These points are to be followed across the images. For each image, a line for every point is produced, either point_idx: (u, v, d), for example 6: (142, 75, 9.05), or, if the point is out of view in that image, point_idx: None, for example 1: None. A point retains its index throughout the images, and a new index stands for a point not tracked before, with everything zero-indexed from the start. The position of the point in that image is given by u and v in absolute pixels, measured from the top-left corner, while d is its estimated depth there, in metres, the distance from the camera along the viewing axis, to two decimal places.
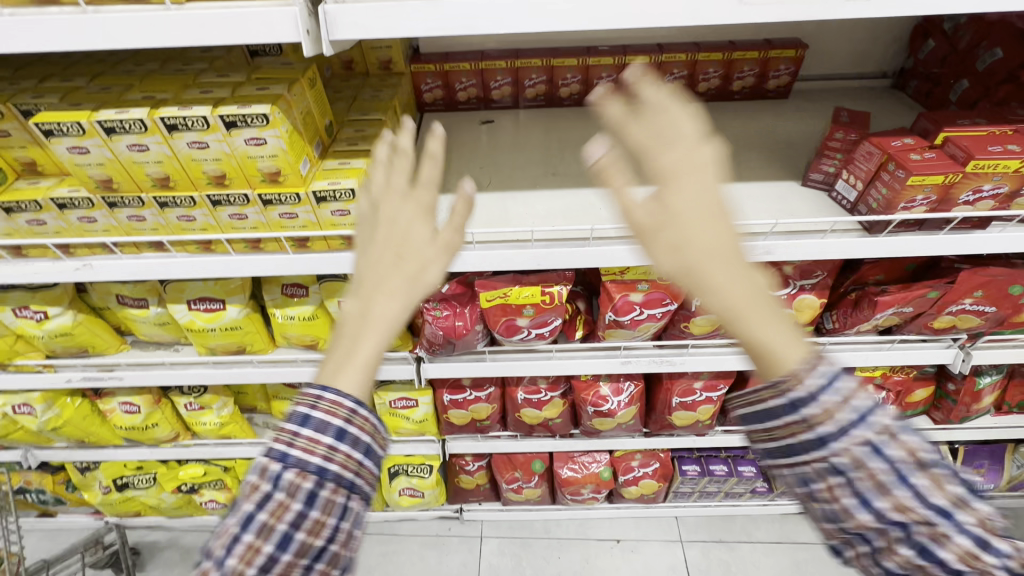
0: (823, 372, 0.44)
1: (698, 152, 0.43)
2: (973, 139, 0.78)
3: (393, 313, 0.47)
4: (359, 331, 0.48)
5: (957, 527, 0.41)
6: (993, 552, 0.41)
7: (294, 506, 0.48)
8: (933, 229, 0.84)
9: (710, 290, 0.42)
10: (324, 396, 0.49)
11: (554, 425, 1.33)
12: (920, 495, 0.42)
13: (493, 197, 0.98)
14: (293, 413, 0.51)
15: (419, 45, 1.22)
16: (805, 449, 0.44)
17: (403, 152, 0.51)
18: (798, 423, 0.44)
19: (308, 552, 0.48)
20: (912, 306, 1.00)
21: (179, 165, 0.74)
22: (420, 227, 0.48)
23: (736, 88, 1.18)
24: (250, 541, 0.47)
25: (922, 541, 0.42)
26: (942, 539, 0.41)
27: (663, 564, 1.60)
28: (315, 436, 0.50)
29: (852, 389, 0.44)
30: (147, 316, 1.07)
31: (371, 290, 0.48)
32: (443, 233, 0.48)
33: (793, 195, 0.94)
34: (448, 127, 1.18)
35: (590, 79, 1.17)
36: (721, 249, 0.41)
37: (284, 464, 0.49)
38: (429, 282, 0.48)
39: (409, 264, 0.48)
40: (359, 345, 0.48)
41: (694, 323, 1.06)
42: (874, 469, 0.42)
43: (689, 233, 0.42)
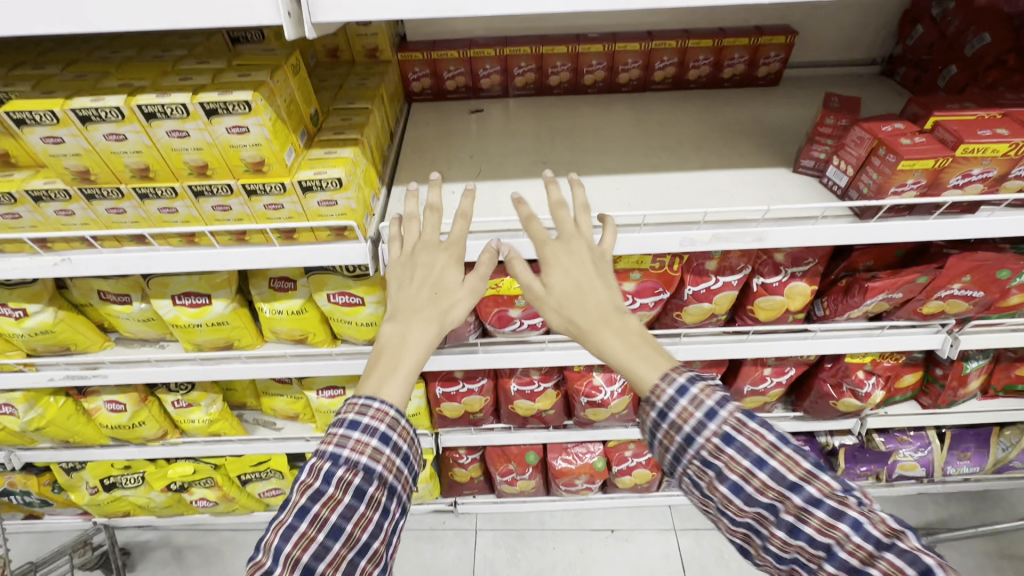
0: (676, 383, 0.68)
1: (572, 251, 0.76)
2: (963, 124, 0.78)
3: (425, 334, 0.73)
4: (402, 346, 0.72)
5: (808, 504, 0.61)
6: (845, 521, 0.59)
7: (345, 498, 0.66)
8: (924, 213, 0.84)
9: (584, 328, 0.72)
10: (372, 406, 0.70)
11: (547, 416, 1.32)
12: (772, 480, 0.62)
13: (483, 186, 0.97)
14: (343, 419, 0.70)
15: (405, 32, 1.20)
16: (686, 453, 0.68)
17: (434, 213, 0.78)
18: (676, 432, 0.68)
19: (353, 543, 0.65)
20: (902, 292, 1.01)
21: (159, 155, 0.72)
22: (451, 274, 0.76)
23: (726, 75, 1.17)
24: (308, 526, 0.64)
25: (787, 519, 0.61)
26: (800, 514, 0.61)
27: (657, 552, 1.61)
28: (365, 442, 0.69)
29: (702, 393, 0.67)
30: (131, 312, 1.05)
31: (411, 317, 0.73)
32: (469, 281, 0.77)
33: (784, 182, 0.93)
34: (437, 116, 1.17)
35: (580, 67, 1.16)
36: (587, 302, 0.72)
37: (339, 463, 0.67)
38: (455, 312, 0.75)
39: (443, 298, 0.75)
40: (402, 357, 0.72)
41: (686, 312, 1.06)
42: (731, 458, 0.64)
43: (566, 298, 0.73)
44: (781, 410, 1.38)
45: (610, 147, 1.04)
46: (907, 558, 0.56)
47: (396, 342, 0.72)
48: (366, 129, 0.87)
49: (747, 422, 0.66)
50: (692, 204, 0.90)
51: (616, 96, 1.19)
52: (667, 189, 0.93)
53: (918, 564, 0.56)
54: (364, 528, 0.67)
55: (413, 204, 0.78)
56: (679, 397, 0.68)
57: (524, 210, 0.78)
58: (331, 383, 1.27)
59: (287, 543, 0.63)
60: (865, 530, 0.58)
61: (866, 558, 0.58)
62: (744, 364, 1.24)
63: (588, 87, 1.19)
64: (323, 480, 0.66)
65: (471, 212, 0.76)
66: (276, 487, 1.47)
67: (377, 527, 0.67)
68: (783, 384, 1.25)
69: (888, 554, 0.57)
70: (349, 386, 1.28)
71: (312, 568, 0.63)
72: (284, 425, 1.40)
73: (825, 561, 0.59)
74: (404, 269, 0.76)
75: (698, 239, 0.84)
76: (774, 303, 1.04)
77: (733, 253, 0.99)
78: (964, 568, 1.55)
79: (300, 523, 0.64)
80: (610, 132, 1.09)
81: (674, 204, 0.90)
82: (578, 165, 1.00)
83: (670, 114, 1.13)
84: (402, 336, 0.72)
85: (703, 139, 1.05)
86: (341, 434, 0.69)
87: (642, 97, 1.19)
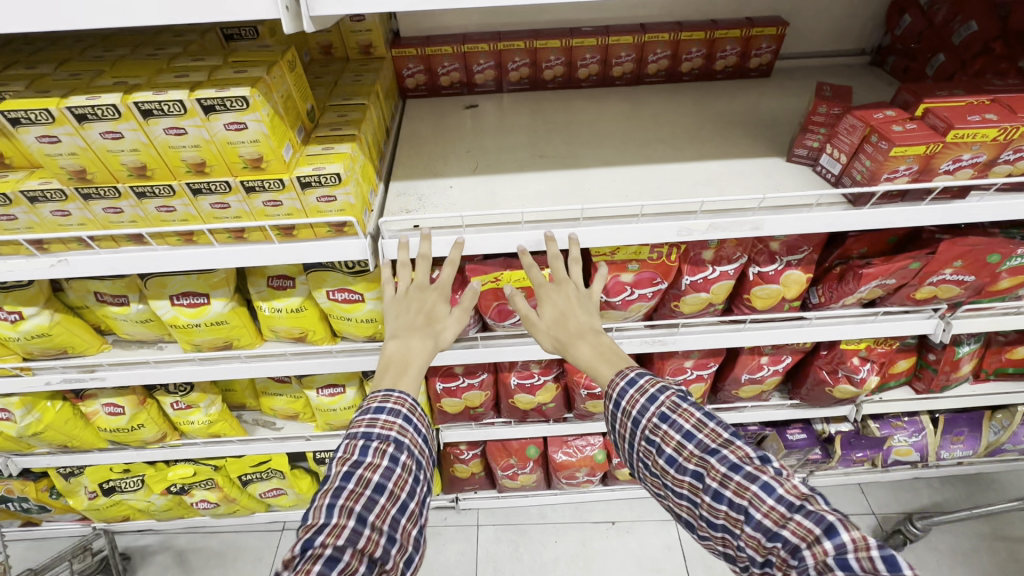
0: (629, 377, 0.78)
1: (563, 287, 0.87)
2: (953, 110, 0.80)
3: (424, 353, 0.82)
4: (404, 363, 0.80)
5: (728, 469, 0.66)
6: (757, 483, 0.64)
7: (383, 462, 0.69)
8: (916, 199, 0.85)
9: (569, 351, 0.84)
10: (392, 395, 0.76)
11: (547, 410, 1.33)
12: (697, 449, 0.69)
13: (480, 180, 0.97)
14: (368, 405, 0.75)
15: (399, 28, 1.20)
16: (635, 436, 0.76)
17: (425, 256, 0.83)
18: (625, 418, 0.77)
19: (396, 501, 0.68)
20: (895, 278, 1.03)
21: (156, 153, 0.72)
22: (441, 305, 0.86)
23: (718, 67, 1.18)
24: (355, 485, 0.67)
25: (712, 485, 0.67)
26: (723, 480, 0.66)
27: (658, 543, 1.63)
28: (392, 417, 0.74)
29: (647, 384, 0.76)
30: (128, 314, 1.04)
31: (409, 339, 0.82)
32: (456, 311, 0.88)
33: (779, 171, 0.94)
34: (432, 112, 1.16)
35: (574, 60, 1.16)
36: (571, 330, 0.85)
37: (371, 436, 0.71)
38: (445, 337, 0.85)
39: (436, 325, 0.85)
40: (407, 372, 0.79)
41: (684, 302, 1.07)
42: (665, 431, 0.72)
43: (556, 325, 0.86)
44: (778, 398, 1.39)
45: (605, 139, 1.05)
46: (813, 518, 0.60)
47: (400, 358, 0.80)
48: (363, 125, 0.87)
49: (681, 403, 0.74)
50: (688, 195, 0.91)
51: (610, 90, 1.20)
52: (663, 179, 0.94)
53: (822, 523, 0.59)
54: (403, 488, 0.69)
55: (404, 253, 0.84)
56: (629, 391, 0.77)
57: (527, 260, 0.85)
58: (331, 381, 1.27)
59: (338, 498, 0.65)
60: (776, 493, 0.63)
61: (779, 519, 0.62)
62: (741, 353, 1.25)
63: (582, 80, 1.20)
64: (361, 451, 0.70)
65: (459, 261, 0.82)
66: (277, 487, 1.47)
67: (413, 490, 0.71)
68: (780, 372, 1.27)
69: (797, 515, 0.61)
70: (349, 383, 1.28)
71: (364, 517, 0.65)
72: (284, 425, 1.40)
73: (745, 524, 0.63)
74: (401, 300, 0.85)
75: (695, 228, 0.85)
76: (770, 291, 1.06)
77: (729, 242, 1.00)
78: (959, 549, 1.58)
79: (347, 483, 0.67)
80: (605, 125, 1.09)
81: (671, 194, 0.91)
82: (574, 158, 1.01)
83: (664, 107, 1.13)
84: (404, 352, 0.81)
85: (698, 130, 1.06)
86: (368, 418, 0.73)
87: (636, 90, 1.20)
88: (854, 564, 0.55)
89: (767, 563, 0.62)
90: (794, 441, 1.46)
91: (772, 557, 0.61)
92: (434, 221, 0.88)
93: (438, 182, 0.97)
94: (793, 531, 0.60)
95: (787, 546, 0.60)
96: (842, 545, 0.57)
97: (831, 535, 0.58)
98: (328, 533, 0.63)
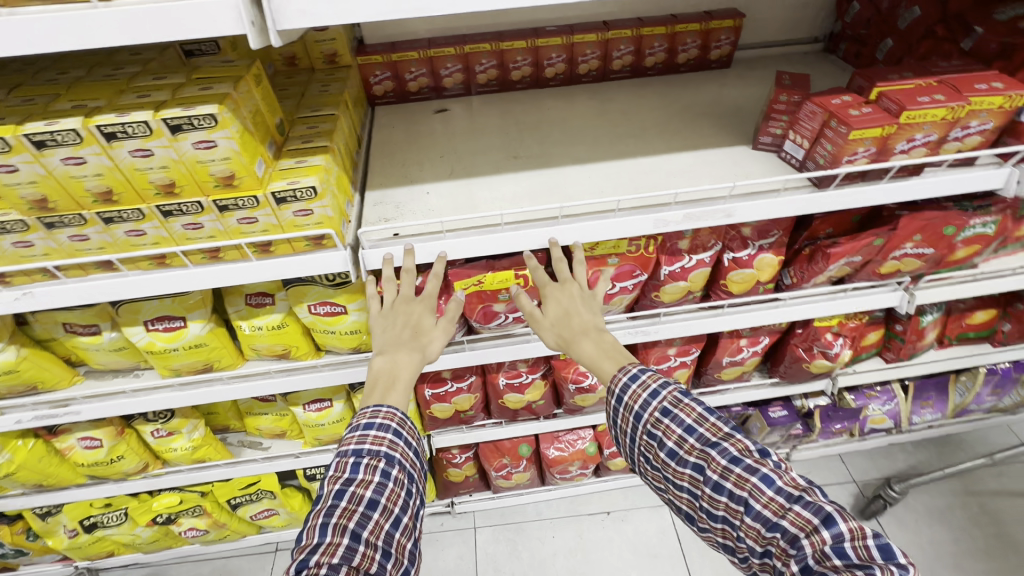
0: (630, 371, 0.80)
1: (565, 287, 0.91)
2: (904, 92, 0.84)
3: (411, 365, 0.84)
4: (392, 376, 0.82)
5: (728, 461, 0.69)
6: (757, 475, 0.66)
7: (375, 478, 0.70)
8: (876, 178, 0.89)
9: (571, 347, 0.87)
10: (381, 410, 0.77)
11: (537, 407, 1.34)
12: (698, 442, 0.72)
13: (457, 184, 0.97)
14: (358, 422, 0.76)
15: (362, 35, 1.19)
16: (636, 430, 0.78)
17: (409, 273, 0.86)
18: (627, 412, 0.79)
19: (388, 516, 0.68)
20: (861, 254, 1.07)
21: (122, 176, 0.70)
22: (426, 317, 0.88)
23: (681, 60, 1.21)
24: (347, 502, 0.68)
25: (712, 477, 0.68)
26: (723, 471, 0.68)
27: (653, 529, 1.66)
28: (380, 432, 0.75)
29: (648, 379, 0.79)
30: (100, 343, 1.01)
31: (396, 353, 0.84)
32: (441, 323, 0.90)
33: (747, 158, 0.97)
34: (402, 119, 1.16)
35: (540, 60, 1.17)
36: (574, 327, 0.88)
37: (361, 453, 0.72)
38: (431, 350, 0.87)
39: (422, 338, 0.87)
40: (398, 382, 0.81)
41: (664, 292, 1.10)
42: (667, 425, 0.74)
43: (560, 323, 0.89)
44: (759, 377, 1.44)
45: (578, 137, 1.07)
46: (812, 508, 0.62)
47: (387, 373, 0.82)
48: (335, 136, 0.86)
49: (682, 397, 0.76)
50: (662, 186, 0.93)
51: (578, 87, 1.21)
52: (637, 173, 0.96)
53: (820, 513, 0.61)
54: (396, 502, 0.70)
55: (389, 268, 0.85)
56: (632, 386, 0.79)
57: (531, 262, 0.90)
58: (317, 396, 1.26)
59: (332, 516, 0.66)
60: (776, 484, 0.65)
61: (778, 509, 0.64)
62: (721, 338, 1.28)
63: (549, 80, 1.21)
64: (351, 469, 0.71)
65: (443, 272, 0.84)
66: (268, 508, 1.44)
67: (406, 504, 0.71)
68: (759, 353, 1.31)
69: (796, 506, 0.63)
70: (337, 397, 1.26)
71: (358, 534, 0.65)
72: (271, 444, 1.37)
73: (744, 515, 0.65)
74: (386, 316, 0.87)
75: (671, 220, 0.87)
76: (745, 276, 1.09)
77: (703, 231, 1.03)
78: (935, 508, 1.66)
79: (340, 501, 0.68)
80: (576, 122, 1.11)
81: (645, 188, 0.93)
82: (549, 157, 1.02)
83: (632, 102, 1.15)
84: (391, 367, 0.82)
85: (666, 123, 1.08)
86: (358, 435, 0.74)
87: (604, 86, 1.21)
88: (852, 552, 0.58)
89: (767, 554, 0.64)
90: (776, 419, 1.51)
91: (772, 548, 0.63)
92: (412, 228, 0.87)
93: (415, 189, 0.97)
94: (792, 521, 0.62)
95: (785, 536, 0.62)
96: (840, 534, 0.59)
97: (829, 525, 0.60)
98: (323, 552, 0.63)
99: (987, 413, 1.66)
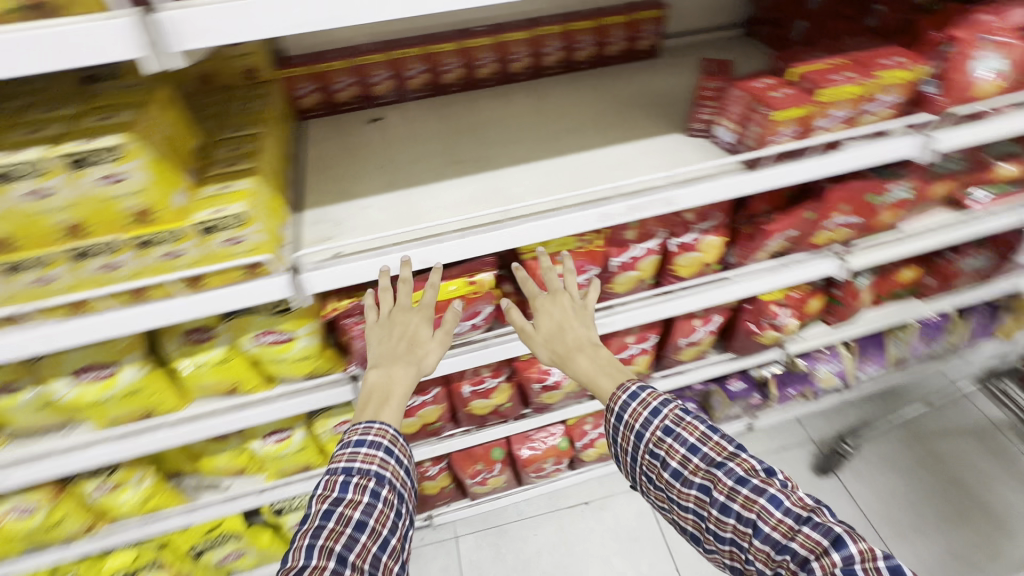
0: (629, 389, 0.85)
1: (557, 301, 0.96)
2: (818, 73, 0.88)
3: (406, 381, 0.85)
4: (386, 391, 0.84)
5: (735, 482, 0.73)
6: (765, 496, 0.71)
7: (363, 498, 0.74)
8: (802, 156, 0.93)
9: (568, 363, 0.92)
10: (374, 426, 0.80)
11: (504, 410, 1.34)
12: (703, 462, 0.77)
13: (398, 196, 0.94)
14: (352, 439, 0.80)
15: (283, 47, 1.14)
16: (638, 450, 0.83)
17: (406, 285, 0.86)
18: (628, 431, 0.84)
19: (376, 537, 0.72)
20: (796, 228, 1.12)
21: (20, 221, 0.64)
22: (423, 329, 0.88)
23: (610, 53, 1.23)
24: (335, 523, 0.71)
25: (719, 499, 0.73)
26: (730, 493, 0.73)
27: (632, 513, 1.69)
28: (373, 450, 0.78)
29: (647, 398, 0.84)
30: (18, 404, 0.89)
31: (391, 368, 0.85)
32: (438, 334, 0.90)
33: (681, 145, 1.00)
34: (335, 131, 1.12)
35: (471, 61, 1.16)
36: (570, 342, 0.93)
37: (352, 472, 0.76)
38: (428, 362, 0.88)
39: (419, 350, 0.88)
40: (392, 398, 0.84)
41: (616, 283, 1.11)
42: (669, 444, 0.80)
43: (555, 336, 0.94)
44: (716, 353, 1.48)
45: (517, 137, 1.06)
46: (821, 530, 0.67)
47: (382, 388, 0.84)
48: (262, 156, 0.82)
49: (684, 416, 0.82)
50: (603, 180, 0.93)
51: (512, 86, 1.20)
52: (578, 169, 0.96)
53: (830, 535, 0.66)
54: (384, 523, 0.74)
55: (385, 280, 0.84)
56: (632, 404, 0.84)
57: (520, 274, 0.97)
58: (276, 426, 1.22)
59: (318, 538, 0.69)
60: (784, 506, 0.70)
61: (787, 532, 0.68)
62: (676, 320, 1.31)
63: (483, 80, 1.20)
64: (340, 488, 0.74)
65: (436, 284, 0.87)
66: (235, 550, 1.37)
67: (393, 525, 0.75)
68: (713, 331, 1.35)
69: (805, 528, 0.67)
70: (297, 424, 1.23)
71: (345, 556, 0.68)
72: (230, 483, 1.27)
73: (753, 537, 0.70)
74: (382, 328, 0.88)
75: (614, 213, 0.88)
76: (692, 259, 1.12)
77: (648, 220, 1.06)
78: (886, 457, 1.77)
79: (327, 522, 0.71)
80: (514, 121, 1.10)
81: (587, 183, 0.93)
82: (489, 159, 1.01)
83: (567, 97, 1.16)
84: (386, 381, 0.85)
85: (602, 116, 1.09)
86: (349, 452, 0.78)
87: (538, 83, 1.21)
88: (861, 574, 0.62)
89: None
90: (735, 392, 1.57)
91: (782, 569, 0.68)
92: (355, 246, 0.84)
93: (355, 204, 0.93)
94: (802, 542, 0.67)
95: (795, 558, 0.66)
96: (850, 556, 0.63)
97: (838, 547, 0.64)
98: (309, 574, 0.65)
99: (923, 362, 1.78)
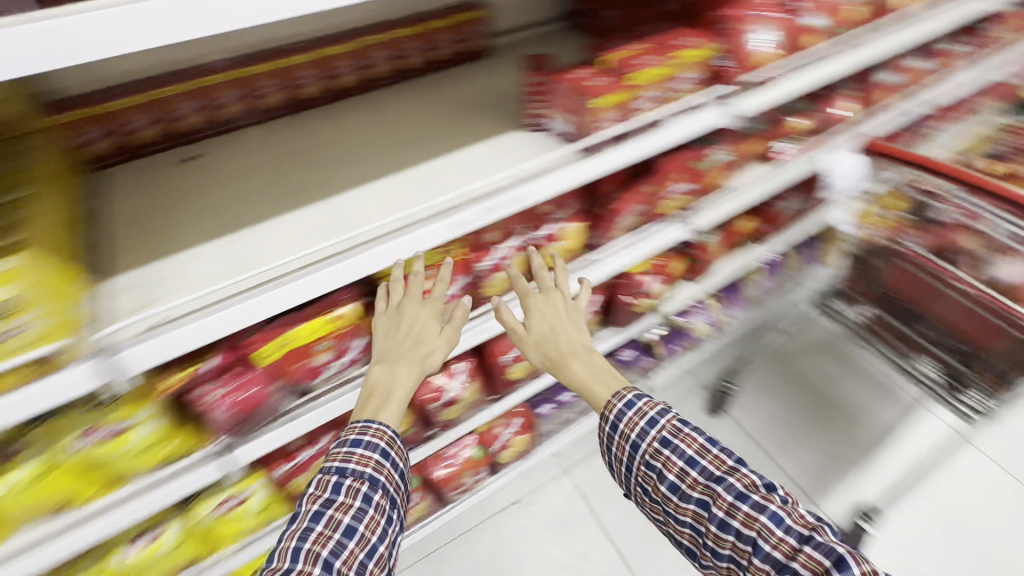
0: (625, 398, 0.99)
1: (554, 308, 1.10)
2: (625, 61, 0.96)
3: (410, 378, 0.95)
4: (390, 387, 0.94)
5: (734, 498, 0.84)
6: (766, 514, 0.80)
7: (356, 502, 0.84)
8: (632, 136, 0.99)
9: (563, 368, 1.08)
10: (372, 426, 0.91)
11: (408, 436, 1.29)
12: (702, 476, 0.88)
13: (228, 240, 0.84)
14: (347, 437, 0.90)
15: (50, 89, 0.95)
16: (636, 460, 0.96)
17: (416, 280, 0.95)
18: (624, 440, 0.97)
19: (362, 543, 0.81)
20: (643, 202, 1.21)
21: None
22: (433, 326, 0.97)
23: (440, 57, 1.21)
24: (323, 526, 0.80)
25: (718, 515, 0.84)
26: (730, 508, 0.83)
27: (561, 498, 1.72)
28: (365, 452, 0.89)
29: (641, 406, 0.98)
30: None
31: (396, 364, 0.94)
32: (445, 331, 0.99)
33: (522, 142, 1.01)
34: (138, 178, 0.96)
35: (292, 81, 1.07)
36: (564, 347, 1.08)
37: (343, 471, 0.87)
38: (436, 362, 0.97)
39: (426, 347, 0.96)
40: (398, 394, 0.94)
41: (488, 285, 1.11)
42: (665, 454, 0.92)
43: (552, 335, 1.09)
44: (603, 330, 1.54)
45: (356, 155, 1.00)
46: (824, 551, 0.76)
47: (386, 384, 0.95)
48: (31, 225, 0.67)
49: (682, 428, 0.94)
50: (452, 188, 0.92)
51: (344, 102, 1.14)
52: (424, 180, 0.93)
53: (832, 555, 0.74)
54: (373, 530, 0.83)
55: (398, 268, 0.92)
56: (627, 412, 0.97)
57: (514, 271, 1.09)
58: (139, 531, 1.02)
59: (307, 540, 0.78)
60: (785, 523, 0.80)
61: (789, 550, 0.78)
62: None
63: (310, 99, 1.11)
64: (333, 489, 0.85)
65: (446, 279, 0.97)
66: None
67: (382, 531, 0.84)
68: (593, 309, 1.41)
69: (806, 548, 0.77)
70: (168, 521, 1.04)
71: (330, 563, 0.76)
72: None
73: (753, 555, 0.80)
74: (390, 320, 0.95)
75: (468, 219, 0.86)
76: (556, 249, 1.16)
77: (507, 221, 1.09)
78: (761, 385, 2.01)
79: (316, 525, 0.80)
80: (352, 138, 1.04)
81: (436, 193, 0.91)
82: (329, 184, 0.94)
83: (404, 107, 1.12)
84: (390, 376, 0.95)
85: (442, 122, 1.07)
86: (346, 450, 0.89)
87: (371, 96, 1.16)
88: None
89: None
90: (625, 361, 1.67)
91: None
92: (180, 309, 0.73)
93: (176, 258, 0.81)
94: (803, 563, 0.76)
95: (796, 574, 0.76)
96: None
97: (841, 568, 0.73)
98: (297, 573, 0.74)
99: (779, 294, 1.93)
